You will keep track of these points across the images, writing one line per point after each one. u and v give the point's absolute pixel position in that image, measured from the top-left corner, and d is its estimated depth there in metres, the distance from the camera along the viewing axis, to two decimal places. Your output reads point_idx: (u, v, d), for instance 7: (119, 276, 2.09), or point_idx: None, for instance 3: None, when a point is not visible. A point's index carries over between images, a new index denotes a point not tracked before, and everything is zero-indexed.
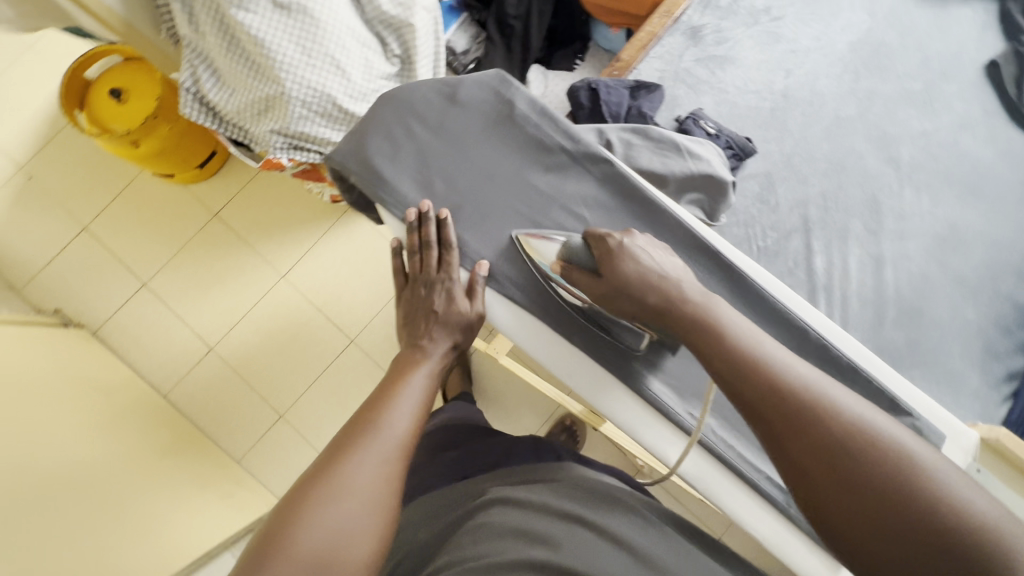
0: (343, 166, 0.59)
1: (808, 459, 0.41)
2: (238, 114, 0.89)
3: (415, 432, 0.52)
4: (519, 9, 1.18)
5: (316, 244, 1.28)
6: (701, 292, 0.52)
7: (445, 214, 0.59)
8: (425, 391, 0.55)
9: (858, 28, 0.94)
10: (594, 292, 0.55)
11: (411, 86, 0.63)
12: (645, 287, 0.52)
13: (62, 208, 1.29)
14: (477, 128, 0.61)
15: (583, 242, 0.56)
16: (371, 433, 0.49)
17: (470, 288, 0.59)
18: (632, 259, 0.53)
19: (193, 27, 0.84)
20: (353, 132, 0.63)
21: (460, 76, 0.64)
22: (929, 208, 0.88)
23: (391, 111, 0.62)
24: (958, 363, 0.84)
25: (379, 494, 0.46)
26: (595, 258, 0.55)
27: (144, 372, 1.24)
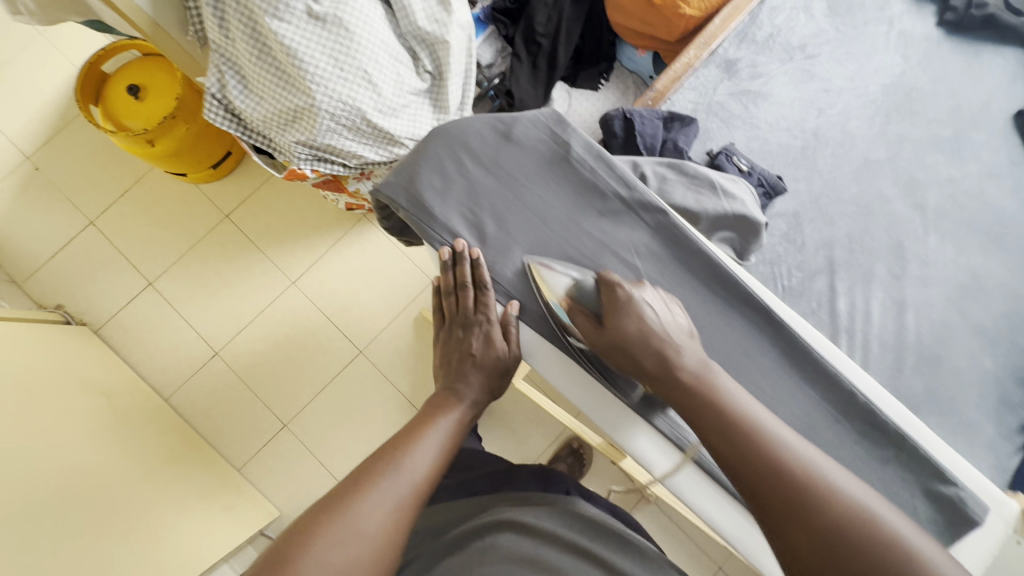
0: (392, 200, 0.60)
1: (803, 546, 0.42)
2: (263, 123, 0.87)
3: (432, 481, 0.50)
4: (547, 27, 1.17)
5: (329, 252, 1.26)
6: (700, 358, 0.52)
7: (479, 253, 0.58)
8: (447, 439, 0.54)
9: (891, 71, 0.94)
10: (593, 338, 0.55)
11: (463, 121, 0.63)
12: (645, 346, 0.53)
13: (69, 200, 1.26)
14: (528, 167, 0.61)
15: (594, 286, 0.57)
16: (390, 474, 0.48)
17: (503, 330, 0.58)
18: (637, 314, 0.54)
19: (223, 32, 0.83)
20: (402, 164, 0.62)
21: (515, 112, 0.64)
22: (952, 255, 0.88)
23: (442, 144, 0.61)
24: (973, 412, 0.83)
25: (386, 542, 0.45)
26: (603, 304, 0.56)
27: (146, 374, 1.21)
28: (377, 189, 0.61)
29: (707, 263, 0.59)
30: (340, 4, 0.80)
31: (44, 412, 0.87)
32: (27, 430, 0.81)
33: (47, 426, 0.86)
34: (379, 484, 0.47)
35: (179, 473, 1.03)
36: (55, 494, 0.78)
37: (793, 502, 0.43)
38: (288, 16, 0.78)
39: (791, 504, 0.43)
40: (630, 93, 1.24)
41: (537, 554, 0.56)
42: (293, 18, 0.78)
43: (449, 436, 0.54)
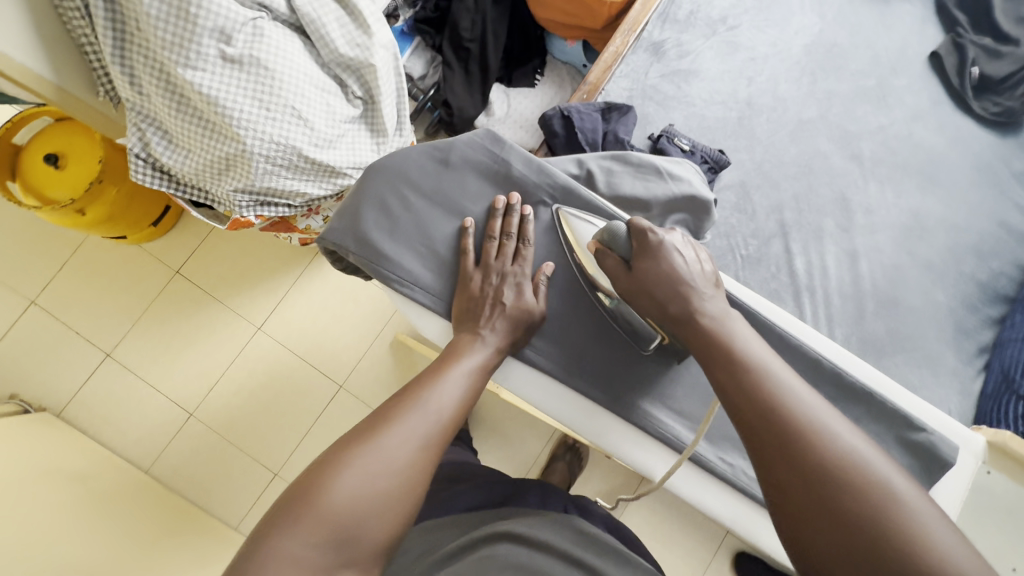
0: (339, 246, 0.61)
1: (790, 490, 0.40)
2: (197, 175, 0.84)
3: (456, 417, 0.52)
4: (473, 32, 1.14)
5: (290, 291, 1.23)
6: (721, 308, 0.51)
7: (530, 211, 0.62)
8: (470, 379, 0.55)
9: (811, 31, 0.97)
10: (620, 281, 0.56)
11: (400, 155, 0.64)
12: (670, 290, 0.52)
13: (4, 284, 1.19)
14: (471, 191, 0.63)
15: (626, 232, 0.55)
16: (415, 409, 0.50)
17: (535, 286, 0.61)
18: (665, 259, 0.53)
19: (136, 88, 0.79)
20: (344, 208, 0.64)
21: (450, 136, 0.65)
22: (893, 199, 0.92)
23: (380, 181, 0.63)
24: (935, 345, 0.87)
25: (410, 469, 0.47)
26: (633, 250, 0.55)
27: (120, 449, 1.16)
28: (324, 238, 0.63)
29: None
30: (254, 42, 0.77)
31: (21, 514, 0.83)
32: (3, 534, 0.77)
33: (24, 526, 0.81)
34: (405, 420, 0.49)
35: (174, 545, 0.99)
36: None
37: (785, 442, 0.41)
38: (201, 63, 0.75)
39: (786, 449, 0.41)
40: (566, 85, 1.24)
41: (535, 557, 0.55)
42: (206, 64, 0.75)
43: (477, 376, 0.55)
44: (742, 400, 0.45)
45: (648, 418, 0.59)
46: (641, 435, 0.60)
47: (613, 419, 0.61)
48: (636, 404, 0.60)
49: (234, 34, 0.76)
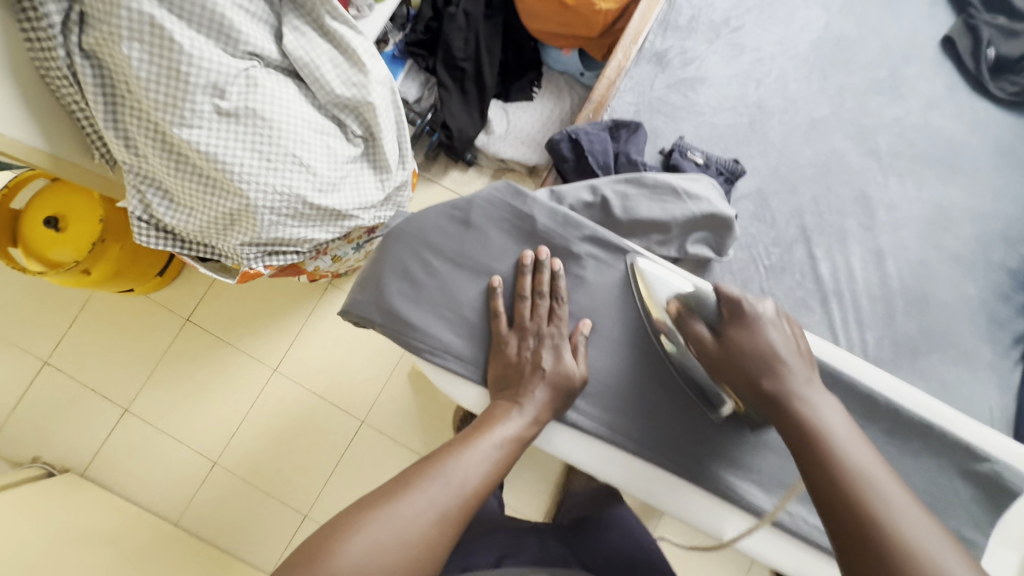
0: (365, 318, 0.63)
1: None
2: (202, 232, 0.82)
3: (480, 488, 0.52)
4: (466, 51, 1.11)
5: (303, 330, 1.21)
6: (811, 385, 0.54)
7: (558, 266, 0.63)
8: (499, 452, 0.55)
9: (817, 25, 0.93)
10: (706, 348, 0.58)
11: (417, 217, 0.65)
12: (763, 365, 0.54)
13: (14, 346, 1.18)
14: (494, 249, 0.64)
15: (715, 302, 0.59)
16: (440, 475, 0.51)
17: (574, 346, 0.62)
18: (760, 333, 0.56)
19: (132, 151, 0.77)
20: (365, 277, 0.65)
21: (468, 194, 0.65)
22: (914, 192, 0.89)
23: (401, 248, 0.64)
24: (969, 340, 0.84)
25: (426, 536, 0.47)
26: (723, 319, 0.58)
27: (147, 504, 1.15)
28: (350, 310, 0.64)
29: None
30: (249, 93, 0.75)
31: None
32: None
33: None
34: (428, 485, 0.50)
35: None
36: None
37: (872, 531, 0.44)
38: (197, 121, 0.73)
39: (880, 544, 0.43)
40: (565, 95, 1.21)
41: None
42: (202, 121, 0.73)
43: (504, 449, 0.55)
44: (831, 489, 0.47)
45: (706, 477, 0.61)
46: (698, 491, 0.61)
47: (662, 475, 0.62)
48: (689, 461, 0.61)
49: (228, 87, 0.73)
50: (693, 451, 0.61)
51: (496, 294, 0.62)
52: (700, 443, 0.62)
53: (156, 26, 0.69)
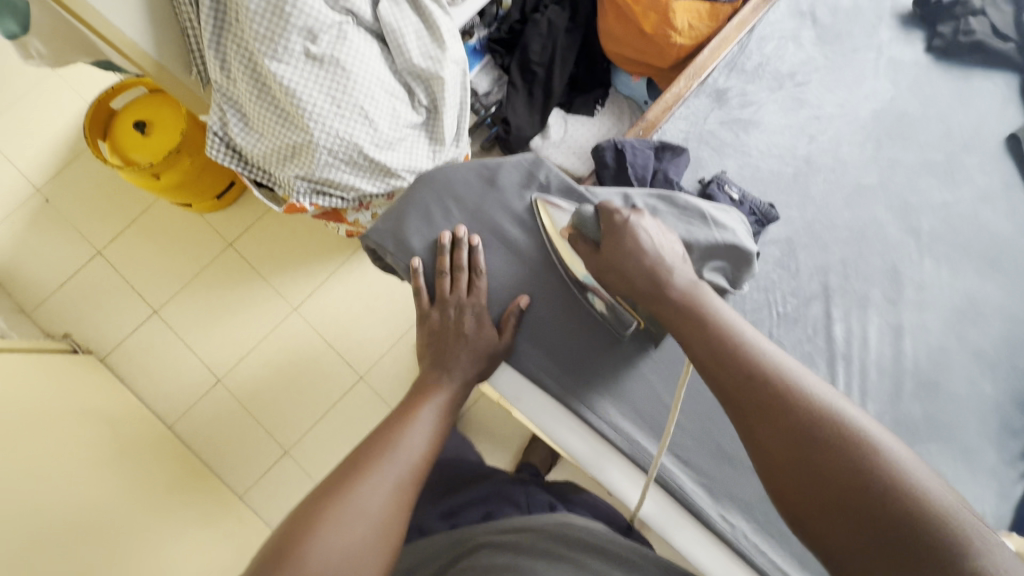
0: (380, 245, 0.67)
1: (772, 438, 0.47)
2: (264, 159, 0.89)
3: (428, 457, 0.56)
4: (542, 56, 1.17)
5: (329, 279, 1.28)
6: (689, 280, 0.59)
7: (476, 241, 0.66)
8: (437, 421, 0.59)
9: (882, 97, 0.94)
10: (589, 261, 0.64)
11: (450, 168, 0.71)
12: (637, 263, 0.61)
13: (77, 231, 1.29)
14: (513, 210, 0.69)
15: (594, 214, 0.64)
16: (389, 454, 0.54)
17: (507, 319, 0.65)
18: (633, 234, 0.62)
19: (225, 73, 0.85)
20: (391, 212, 0.70)
21: (498, 158, 0.72)
22: (948, 279, 0.88)
23: (428, 190, 0.69)
24: (974, 438, 0.82)
25: (388, 515, 0.50)
26: (602, 234, 0.63)
27: (149, 402, 1.23)
28: (367, 236, 0.69)
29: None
30: (337, 44, 0.82)
31: (51, 446, 0.88)
32: (32, 461, 0.82)
33: (52, 457, 0.87)
34: (381, 467, 0.52)
35: (183, 502, 1.04)
36: (57, 525, 0.78)
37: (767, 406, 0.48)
38: (287, 57, 0.80)
39: (762, 404, 0.49)
40: (624, 117, 1.26)
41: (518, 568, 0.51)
42: (291, 59, 0.81)
43: (442, 414, 0.60)
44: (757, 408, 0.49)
45: (616, 431, 0.64)
46: (593, 436, 0.64)
47: (607, 449, 0.63)
48: (588, 398, 0.65)
49: (320, 34, 0.81)
50: (643, 436, 0.64)
51: (417, 274, 0.65)
52: (651, 427, 0.65)
53: None
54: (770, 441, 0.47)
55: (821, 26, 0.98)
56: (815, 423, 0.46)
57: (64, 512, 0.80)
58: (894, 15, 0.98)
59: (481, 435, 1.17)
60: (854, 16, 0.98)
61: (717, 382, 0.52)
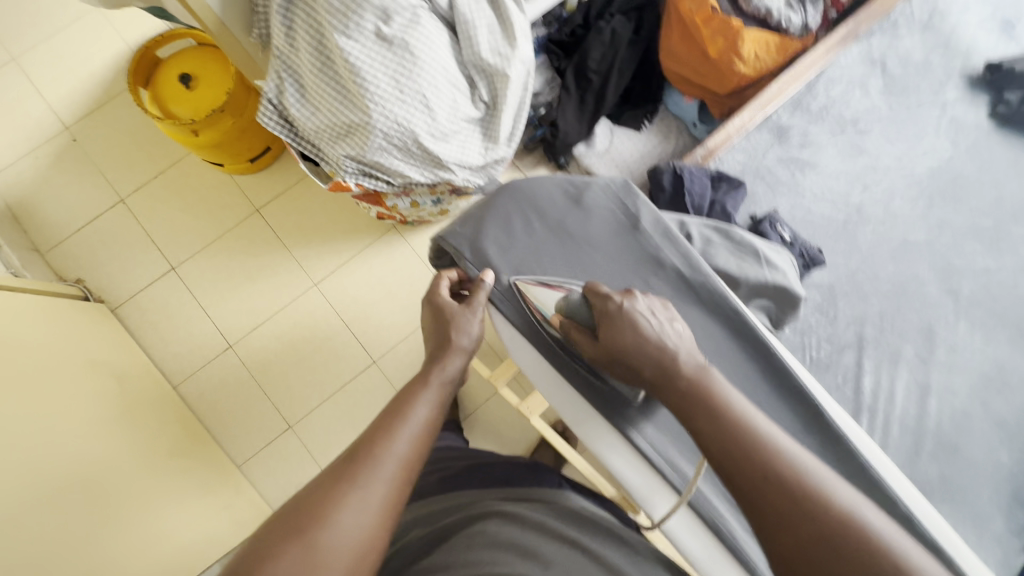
0: (457, 248, 0.68)
1: (798, 553, 0.43)
2: (316, 133, 0.87)
3: (414, 456, 0.52)
4: (600, 64, 1.16)
5: (354, 258, 1.26)
6: (696, 363, 0.56)
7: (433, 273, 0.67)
8: (426, 418, 0.55)
9: (939, 155, 0.94)
10: (588, 349, 0.60)
11: (534, 181, 0.72)
12: (641, 354, 0.57)
13: (101, 175, 1.26)
14: (594, 231, 0.69)
15: (583, 299, 0.62)
16: (367, 457, 0.49)
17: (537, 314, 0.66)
18: (630, 321, 0.58)
19: (289, 40, 0.83)
20: (469, 216, 0.71)
21: (586, 179, 0.73)
22: (981, 345, 0.88)
23: (511, 201, 0.71)
24: (986, 506, 0.81)
25: (363, 518, 0.46)
26: (596, 319, 0.60)
27: (156, 359, 1.21)
28: (441, 237, 0.70)
29: (757, 345, 0.65)
30: (409, 28, 0.80)
31: (56, 393, 0.86)
32: (35, 407, 0.80)
33: (55, 404, 0.85)
34: (357, 470, 0.48)
35: (180, 465, 1.02)
36: (55, 476, 0.76)
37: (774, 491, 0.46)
38: (356, 34, 0.78)
39: (787, 504, 0.45)
40: (670, 138, 1.25)
41: (525, 541, 0.55)
42: (361, 37, 0.79)
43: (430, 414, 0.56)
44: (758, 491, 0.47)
45: (654, 449, 0.62)
46: (627, 448, 0.63)
47: (662, 487, 0.61)
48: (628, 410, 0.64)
49: (394, 16, 0.79)
50: (700, 477, 0.61)
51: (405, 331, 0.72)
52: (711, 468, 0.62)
53: None
54: (792, 551, 0.43)
55: (889, 77, 0.98)
56: (821, 515, 0.44)
57: (61, 462, 0.79)
58: (962, 75, 0.97)
59: (487, 435, 1.16)
60: (923, 71, 0.98)
61: (735, 484, 0.48)
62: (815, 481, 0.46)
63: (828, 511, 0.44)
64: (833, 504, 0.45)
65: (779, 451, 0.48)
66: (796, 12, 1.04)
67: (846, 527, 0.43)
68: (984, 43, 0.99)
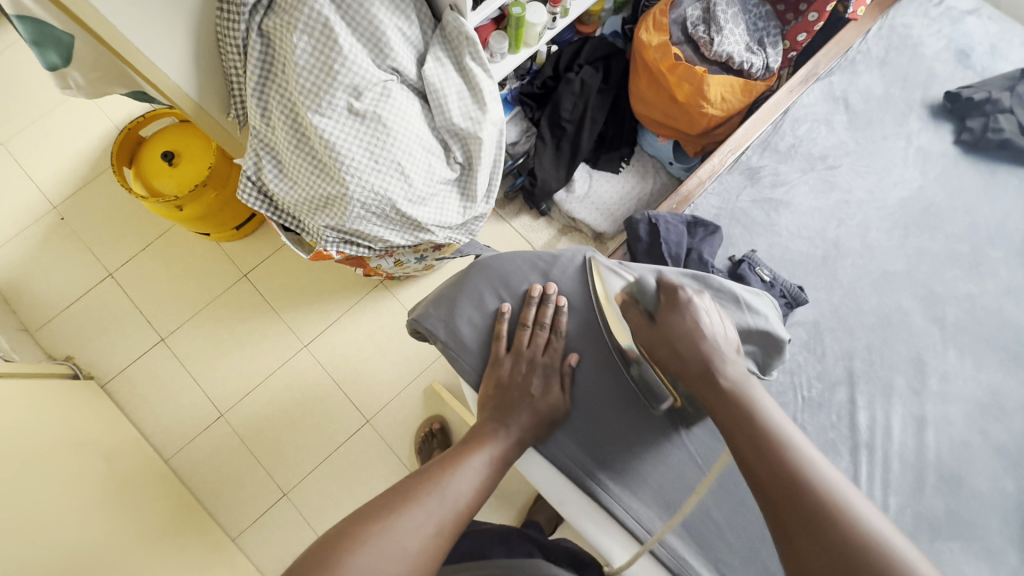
0: (431, 331, 0.71)
1: (811, 557, 0.48)
2: (296, 206, 0.88)
3: (472, 500, 0.58)
4: (573, 113, 1.19)
5: (342, 317, 1.26)
6: (737, 371, 0.62)
7: (506, 307, 0.71)
8: (488, 468, 0.61)
9: (910, 186, 0.95)
10: (642, 330, 0.67)
11: (506, 258, 0.75)
12: (692, 339, 0.64)
13: (90, 251, 1.27)
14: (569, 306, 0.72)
15: (655, 287, 0.69)
16: (435, 487, 0.56)
17: (564, 380, 0.69)
18: (690, 313, 0.65)
19: (265, 120, 0.85)
20: (442, 297, 0.74)
21: (555, 251, 0.76)
22: (971, 371, 0.87)
23: (484, 280, 0.74)
24: (998, 539, 0.78)
25: (422, 542, 0.52)
26: (660, 305, 0.67)
27: (148, 433, 1.19)
28: (418, 319, 0.72)
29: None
30: (381, 101, 0.82)
31: (43, 483, 0.84)
32: (19, 501, 0.77)
33: (45, 494, 0.83)
34: (422, 503, 0.54)
35: (174, 545, 0.99)
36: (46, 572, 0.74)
37: (815, 512, 0.50)
38: (330, 112, 0.80)
39: (801, 511, 0.50)
40: (648, 177, 1.26)
41: None
42: (334, 113, 0.80)
43: (492, 466, 0.61)
44: (796, 505, 0.51)
45: (635, 519, 0.66)
46: (607, 518, 0.67)
47: (656, 565, 0.65)
48: (614, 486, 0.67)
49: (365, 92, 0.81)
50: (689, 551, 0.66)
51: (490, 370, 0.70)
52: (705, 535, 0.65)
53: (327, 27, 0.77)
54: (808, 551, 0.49)
55: (853, 112, 1.00)
56: (853, 541, 0.48)
57: (50, 555, 0.76)
58: (923, 105, 1.00)
59: None
60: (886, 104, 1.00)
61: (758, 482, 0.54)
62: (836, 495, 0.51)
63: (846, 525, 0.49)
64: (853, 519, 0.49)
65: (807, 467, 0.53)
66: (757, 55, 1.07)
67: (862, 546, 0.48)
68: (942, 74, 1.02)
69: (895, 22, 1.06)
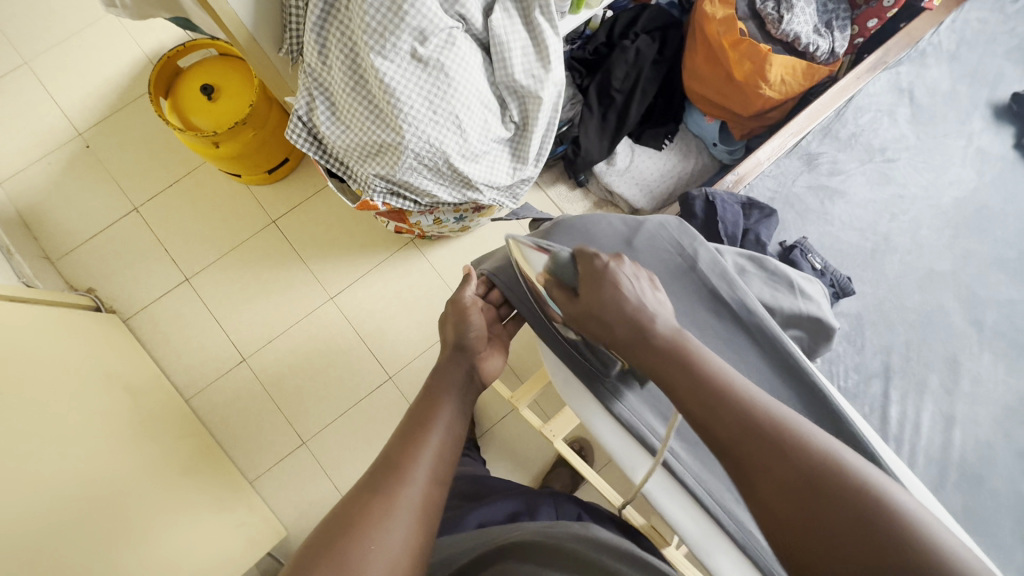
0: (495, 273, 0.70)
1: (777, 501, 0.45)
2: (346, 151, 0.86)
3: (448, 448, 0.58)
4: (624, 83, 1.15)
5: (371, 272, 1.25)
6: (672, 328, 0.57)
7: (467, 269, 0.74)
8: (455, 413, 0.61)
9: (965, 186, 0.94)
10: (566, 308, 0.60)
11: (589, 218, 0.72)
12: (618, 313, 0.57)
13: (115, 183, 1.24)
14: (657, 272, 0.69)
15: (571, 259, 0.61)
16: (413, 452, 0.56)
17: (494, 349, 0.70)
18: (612, 282, 0.58)
19: (322, 58, 0.82)
20: None
21: (642, 218, 0.73)
22: (1004, 376, 0.87)
23: (566, 238, 0.70)
24: (1011, 538, 0.80)
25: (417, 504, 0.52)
26: (579, 278, 0.60)
27: (168, 372, 1.19)
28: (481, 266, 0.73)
29: (781, 356, 0.64)
30: (445, 48, 0.79)
31: (68, 410, 0.83)
32: (41, 424, 0.76)
33: (72, 423, 0.82)
34: (405, 471, 0.54)
35: (193, 483, 0.99)
36: (70, 501, 0.73)
37: (772, 451, 0.46)
38: (392, 55, 0.77)
39: (768, 452, 0.46)
40: (690, 156, 1.23)
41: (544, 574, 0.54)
42: (396, 57, 0.77)
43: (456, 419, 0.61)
44: (753, 455, 0.47)
45: (704, 488, 0.60)
46: (662, 471, 0.61)
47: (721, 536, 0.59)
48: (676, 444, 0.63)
49: (430, 36, 0.78)
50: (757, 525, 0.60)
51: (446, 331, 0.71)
52: None
53: None
54: (775, 499, 0.45)
55: (917, 106, 0.99)
56: (820, 474, 0.44)
57: (68, 479, 0.75)
58: (988, 106, 0.98)
59: (503, 453, 1.15)
60: (950, 101, 0.99)
61: (711, 435, 0.50)
62: (791, 428, 0.48)
63: (815, 460, 0.45)
64: (811, 450, 0.46)
65: (755, 406, 0.49)
66: (824, 38, 1.04)
67: (821, 472, 0.44)
68: (1010, 74, 1.00)
69: (968, 17, 1.04)
